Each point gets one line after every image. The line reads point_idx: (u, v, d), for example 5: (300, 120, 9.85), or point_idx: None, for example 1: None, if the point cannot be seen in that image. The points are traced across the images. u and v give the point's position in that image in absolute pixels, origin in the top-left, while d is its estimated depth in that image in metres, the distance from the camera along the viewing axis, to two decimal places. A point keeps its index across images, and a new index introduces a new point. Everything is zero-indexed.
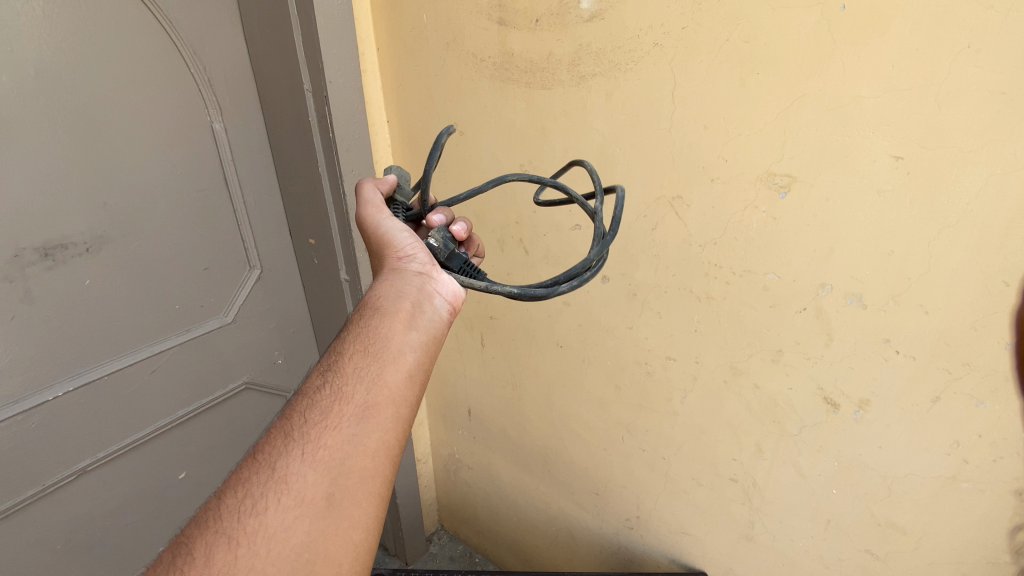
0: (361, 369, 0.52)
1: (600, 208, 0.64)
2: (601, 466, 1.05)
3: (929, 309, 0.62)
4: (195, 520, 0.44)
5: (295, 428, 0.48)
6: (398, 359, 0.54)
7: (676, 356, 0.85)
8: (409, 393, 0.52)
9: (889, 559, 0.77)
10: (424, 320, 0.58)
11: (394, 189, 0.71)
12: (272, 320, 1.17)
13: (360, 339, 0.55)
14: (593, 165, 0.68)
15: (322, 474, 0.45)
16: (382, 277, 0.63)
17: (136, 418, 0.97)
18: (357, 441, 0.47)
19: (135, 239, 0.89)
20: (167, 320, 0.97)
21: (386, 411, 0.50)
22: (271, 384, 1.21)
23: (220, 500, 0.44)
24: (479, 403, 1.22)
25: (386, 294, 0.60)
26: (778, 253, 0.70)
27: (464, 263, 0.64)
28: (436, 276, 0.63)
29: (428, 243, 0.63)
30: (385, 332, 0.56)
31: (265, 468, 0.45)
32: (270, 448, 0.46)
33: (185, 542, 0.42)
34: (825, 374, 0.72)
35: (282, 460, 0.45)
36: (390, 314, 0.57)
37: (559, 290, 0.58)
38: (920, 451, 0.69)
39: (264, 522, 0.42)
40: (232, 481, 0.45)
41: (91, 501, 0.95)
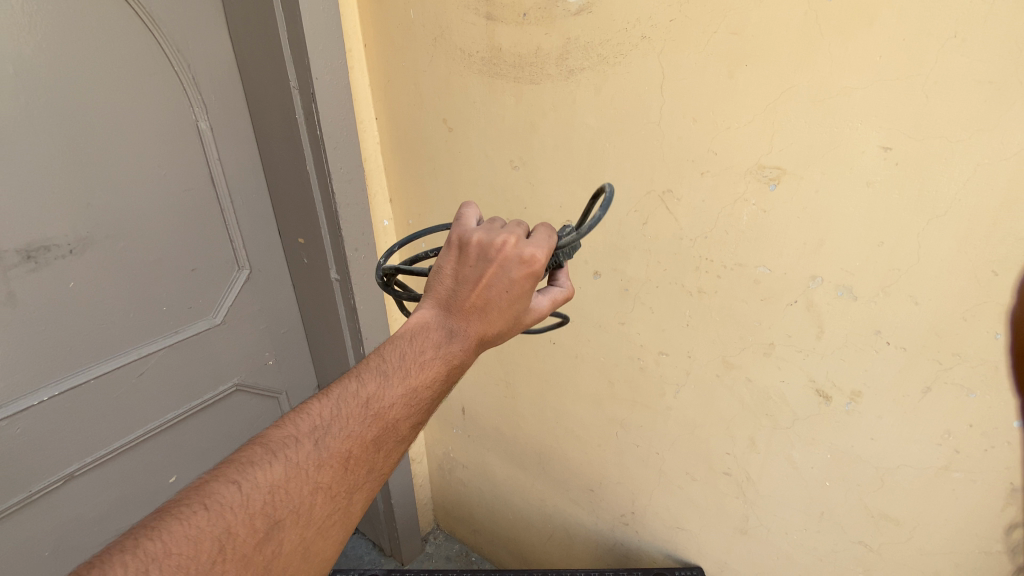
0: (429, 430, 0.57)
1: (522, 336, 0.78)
2: (595, 462, 1.05)
3: (919, 299, 0.62)
4: (282, 501, 0.45)
5: (382, 463, 0.51)
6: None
7: (668, 351, 0.85)
8: None
9: (883, 550, 0.77)
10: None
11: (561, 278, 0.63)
12: (262, 320, 1.15)
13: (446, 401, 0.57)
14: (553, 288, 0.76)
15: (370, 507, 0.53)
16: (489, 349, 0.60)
17: (125, 422, 0.96)
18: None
19: (119, 240, 0.88)
20: (154, 322, 0.96)
21: None
22: (262, 386, 1.20)
23: (311, 496, 0.47)
24: (473, 402, 1.22)
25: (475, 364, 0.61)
26: (769, 247, 0.69)
27: None
28: None
29: None
30: None
31: (347, 497, 0.49)
32: (359, 475, 0.50)
33: (278, 519, 0.45)
34: (816, 367, 0.72)
35: (360, 496, 0.50)
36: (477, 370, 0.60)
37: None
38: (912, 442, 0.69)
39: (325, 544, 0.48)
40: (321, 490, 0.47)
41: (79, 507, 0.94)
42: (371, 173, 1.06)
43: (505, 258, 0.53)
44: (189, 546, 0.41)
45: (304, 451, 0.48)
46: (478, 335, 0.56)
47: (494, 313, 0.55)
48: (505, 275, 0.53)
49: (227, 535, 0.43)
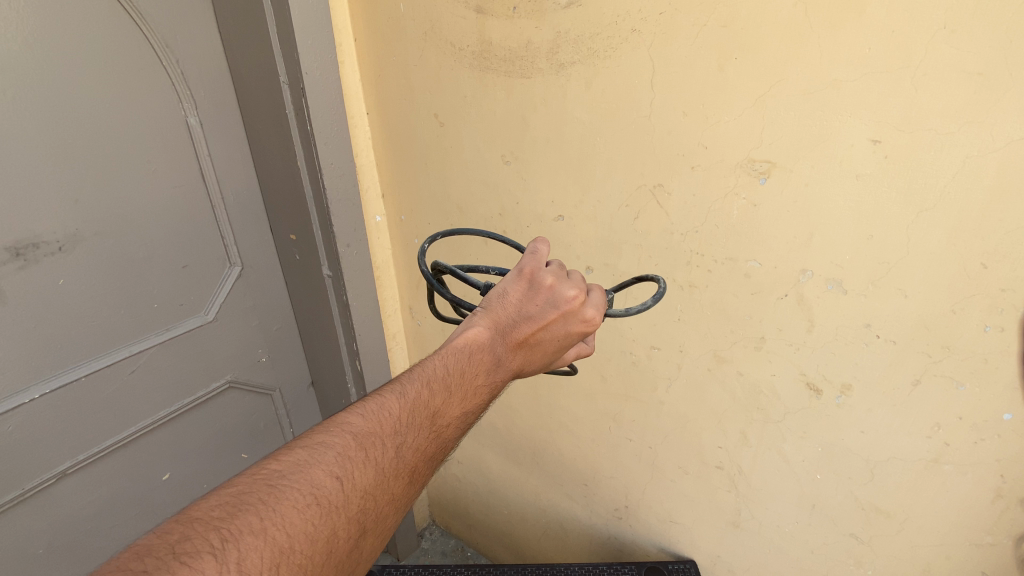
0: None
1: None
2: (589, 457, 1.05)
3: (909, 292, 0.62)
4: (372, 506, 0.45)
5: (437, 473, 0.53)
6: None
7: (660, 346, 0.85)
8: None
9: (873, 541, 0.78)
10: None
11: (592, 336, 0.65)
12: (254, 317, 1.15)
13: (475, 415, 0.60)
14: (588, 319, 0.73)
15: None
16: None
17: (117, 419, 0.96)
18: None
19: (109, 237, 0.87)
20: (145, 320, 0.96)
21: None
22: (255, 383, 1.20)
23: (389, 506, 0.47)
24: None
25: None
26: (759, 240, 0.69)
27: None
28: None
29: None
30: None
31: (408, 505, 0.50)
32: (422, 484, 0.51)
33: (366, 523, 0.45)
34: (807, 360, 0.72)
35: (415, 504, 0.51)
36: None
37: None
38: (903, 436, 0.69)
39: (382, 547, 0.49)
40: (395, 500, 0.48)
41: (72, 504, 0.93)
42: (363, 169, 1.06)
43: (573, 313, 0.56)
44: (299, 546, 0.40)
45: (388, 457, 0.47)
46: (518, 366, 0.58)
47: (540, 352, 0.58)
48: (566, 327, 0.57)
49: (332, 536, 0.42)
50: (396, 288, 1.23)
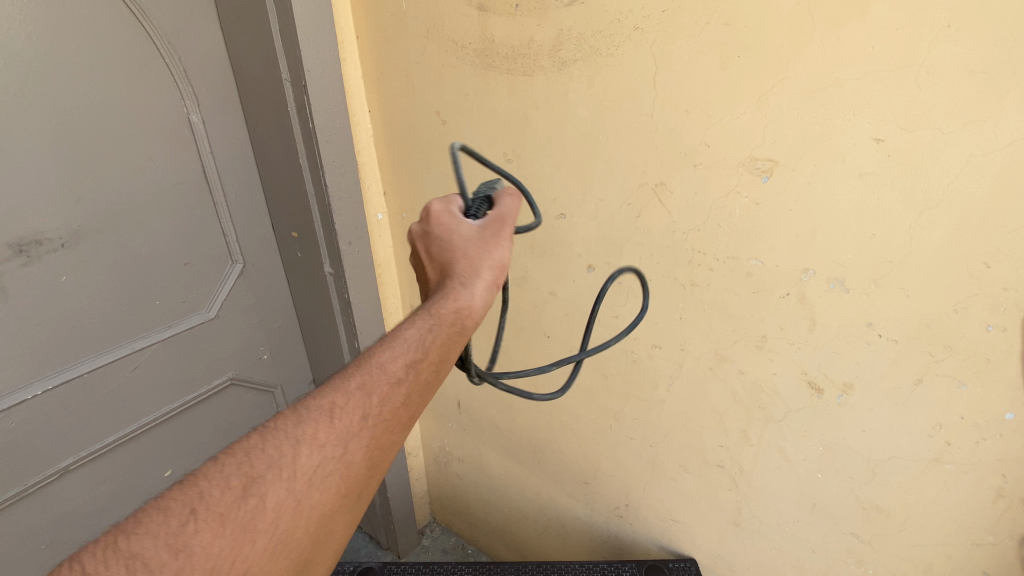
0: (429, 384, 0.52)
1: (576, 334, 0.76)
2: (590, 455, 1.05)
3: (911, 292, 0.62)
4: (264, 453, 0.44)
5: (368, 424, 0.47)
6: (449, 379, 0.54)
7: (661, 344, 0.85)
8: None
9: (874, 541, 0.78)
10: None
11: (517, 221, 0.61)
12: (256, 314, 1.15)
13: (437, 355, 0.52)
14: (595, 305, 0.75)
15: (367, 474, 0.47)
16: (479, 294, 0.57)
17: (119, 416, 0.96)
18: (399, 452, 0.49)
19: (111, 234, 0.87)
20: (147, 317, 0.96)
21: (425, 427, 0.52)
22: (257, 380, 1.20)
23: (286, 454, 0.44)
24: (468, 395, 1.22)
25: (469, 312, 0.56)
26: (761, 239, 0.69)
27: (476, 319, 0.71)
28: None
29: None
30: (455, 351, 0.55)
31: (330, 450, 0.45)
32: (342, 434, 0.46)
33: (258, 474, 0.42)
34: (808, 359, 0.72)
35: (350, 446, 0.46)
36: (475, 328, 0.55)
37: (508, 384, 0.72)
38: (904, 435, 0.69)
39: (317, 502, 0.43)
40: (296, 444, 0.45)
41: (74, 500, 0.94)
42: (364, 166, 1.06)
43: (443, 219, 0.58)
44: (176, 494, 0.41)
45: (282, 418, 0.46)
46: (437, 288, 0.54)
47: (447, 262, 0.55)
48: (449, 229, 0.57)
49: (204, 494, 0.41)
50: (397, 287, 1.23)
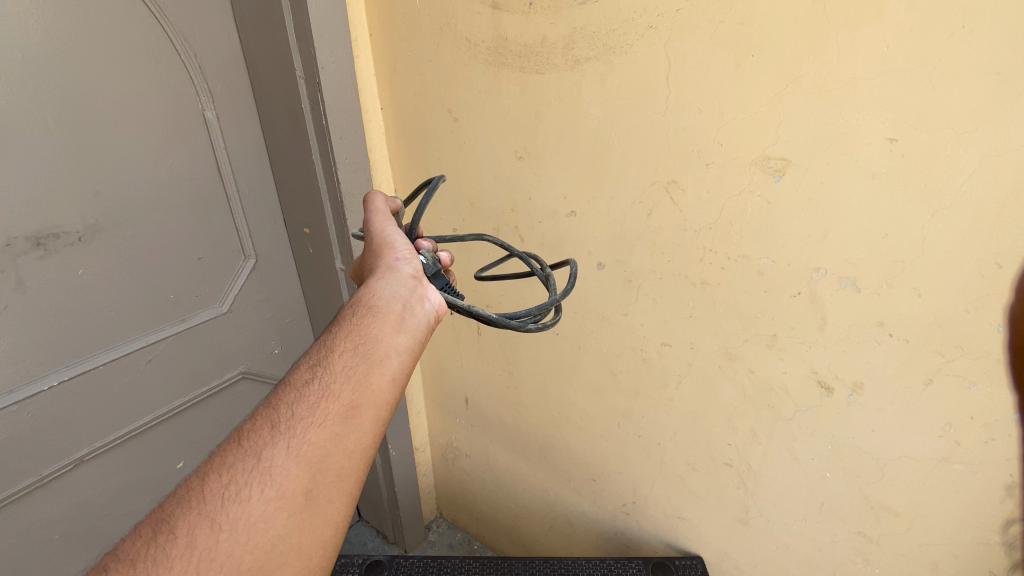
0: (350, 367, 0.53)
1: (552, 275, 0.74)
2: (597, 452, 1.05)
3: (923, 292, 0.62)
4: (177, 493, 0.44)
5: (281, 423, 0.48)
6: (383, 362, 0.55)
7: (671, 343, 0.85)
8: (392, 395, 0.54)
9: (881, 541, 0.78)
10: (415, 322, 0.60)
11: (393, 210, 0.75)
12: (267, 310, 1.17)
13: (351, 338, 0.56)
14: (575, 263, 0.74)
15: (306, 472, 0.46)
16: (381, 274, 0.63)
17: (133, 408, 0.97)
18: (341, 442, 0.48)
19: (127, 228, 0.89)
20: (161, 311, 0.97)
21: (368, 412, 0.51)
22: (267, 374, 1.22)
23: (200, 483, 0.45)
24: (476, 392, 1.22)
25: (378, 292, 0.61)
26: (773, 238, 0.69)
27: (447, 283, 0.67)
28: (427, 286, 0.65)
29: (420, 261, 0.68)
30: (376, 330, 0.57)
31: (249, 456, 0.46)
32: (256, 441, 0.47)
33: (172, 513, 0.43)
34: (819, 359, 0.72)
35: (268, 450, 0.46)
36: (383, 313, 0.59)
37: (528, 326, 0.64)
38: (913, 434, 0.69)
39: (245, 510, 0.43)
40: (214, 464, 0.46)
41: (89, 490, 0.96)
42: (376, 163, 1.07)
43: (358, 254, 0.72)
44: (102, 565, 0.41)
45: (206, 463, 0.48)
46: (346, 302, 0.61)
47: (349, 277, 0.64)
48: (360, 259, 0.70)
49: (123, 545, 0.41)
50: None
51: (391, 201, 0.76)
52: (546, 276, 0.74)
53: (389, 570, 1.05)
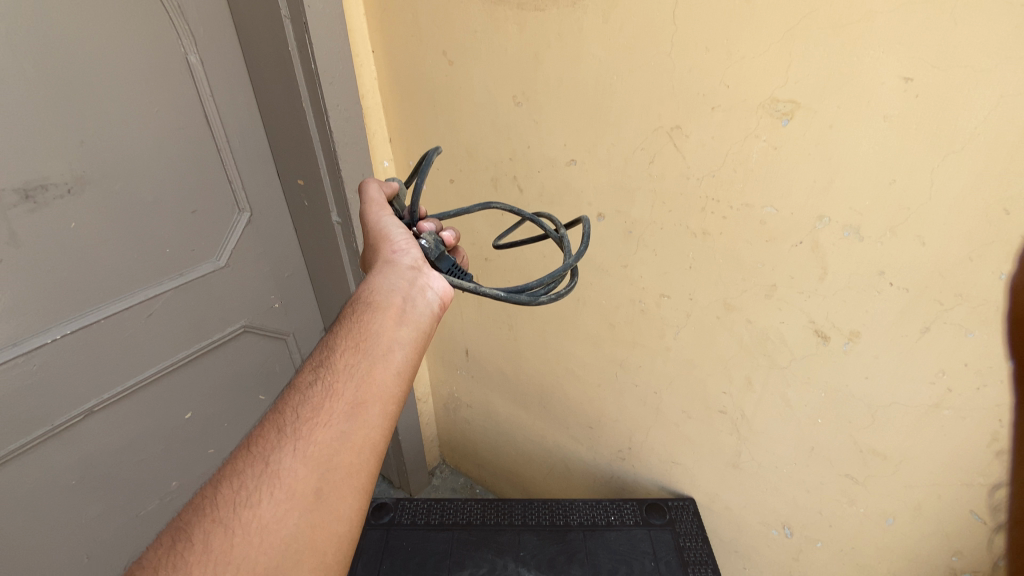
0: (354, 364, 0.56)
1: (565, 236, 0.78)
2: (594, 401, 1.08)
3: (926, 240, 0.61)
4: (190, 503, 0.46)
5: (288, 426, 0.50)
6: (387, 356, 0.58)
7: (670, 294, 0.85)
8: (398, 389, 0.56)
9: (868, 482, 0.80)
10: (416, 314, 0.63)
11: (394, 195, 0.80)
12: (265, 264, 1.16)
13: (354, 336, 0.59)
14: (588, 224, 0.77)
15: (315, 470, 0.48)
16: (378, 269, 0.67)
17: (138, 360, 0.99)
18: (346, 438, 0.50)
19: (117, 180, 0.87)
20: (159, 265, 0.97)
21: (374, 408, 0.53)
22: (269, 328, 1.22)
23: (212, 491, 0.47)
24: (476, 344, 1.24)
25: (379, 286, 0.64)
26: (777, 186, 0.68)
27: (452, 264, 0.71)
28: (428, 271, 0.69)
29: (421, 244, 0.71)
30: (379, 324, 0.60)
31: (258, 462, 0.48)
32: (264, 446, 0.49)
33: (186, 522, 0.45)
34: (816, 308, 0.73)
35: (277, 454, 0.48)
36: (382, 310, 0.62)
37: (541, 300, 0.68)
38: (905, 381, 0.70)
39: (257, 514, 0.45)
40: (226, 472, 0.48)
41: (102, 439, 0.98)
42: (369, 112, 1.03)
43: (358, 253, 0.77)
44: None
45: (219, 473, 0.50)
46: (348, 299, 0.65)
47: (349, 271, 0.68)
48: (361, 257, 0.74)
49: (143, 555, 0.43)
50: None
51: (386, 185, 0.79)
52: (559, 238, 0.78)
53: (395, 514, 1.03)
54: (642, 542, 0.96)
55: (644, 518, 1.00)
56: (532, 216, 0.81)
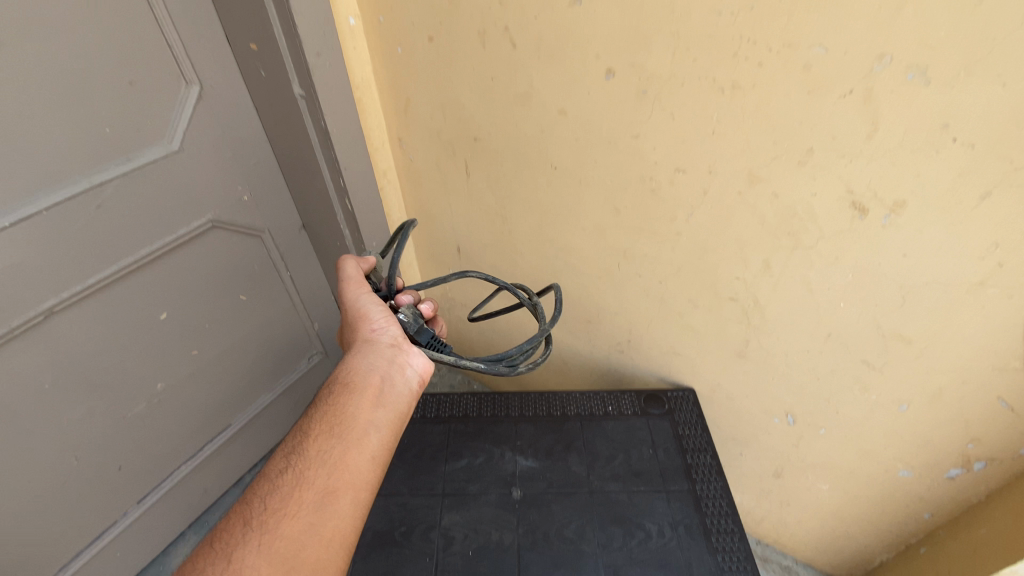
0: (325, 453, 0.61)
1: (540, 304, 0.87)
2: (594, 296, 1.00)
3: (1007, 80, 0.50)
4: None
5: (255, 519, 0.55)
6: (360, 441, 0.63)
7: (686, 167, 0.73)
8: (367, 477, 0.62)
9: (885, 367, 0.75)
10: (391, 396, 0.69)
11: (370, 269, 0.81)
12: (226, 149, 1.03)
13: (328, 420, 0.64)
14: (560, 291, 0.88)
15: (279, 567, 0.52)
16: (357, 348, 0.73)
17: (96, 256, 0.90)
18: (315, 530, 0.56)
19: (26, 37, 0.71)
20: (100, 146, 0.85)
21: (343, 498, 0.59)
22: (240, 223, 1.11)
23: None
24: (466, 240, 1.13)
25: (357, 368, 0.70)
26: (835, 15, 0.54)
27: (432, 336, 0.76)
28: (407, 349, 0.74)
29: (400, 317, 0.75)
30: (353, 409, 0.66)
31: (223, 556, 0.52)
32: (229, 540, 0.53)
33: None
34: (856, 174, 0.62)
35: (240, 551, 0.52)
36: (358, 393, 0.68)
37: (518, 369, 0.76)
38: (949, 256, 0.62)
39: None
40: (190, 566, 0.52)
41: (70, 341, 0.92)
42: None
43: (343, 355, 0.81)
44: None
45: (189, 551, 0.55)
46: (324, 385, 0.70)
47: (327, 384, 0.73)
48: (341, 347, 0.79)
49: None
50: (379, 105, 1.02)
51: (364, 259, 0.81)
52: (534, 306, 0.87)
53: None
54: (640, 431, 0.93)
55: (642, 409, 0.97)
56: (508, 284, 0.88)
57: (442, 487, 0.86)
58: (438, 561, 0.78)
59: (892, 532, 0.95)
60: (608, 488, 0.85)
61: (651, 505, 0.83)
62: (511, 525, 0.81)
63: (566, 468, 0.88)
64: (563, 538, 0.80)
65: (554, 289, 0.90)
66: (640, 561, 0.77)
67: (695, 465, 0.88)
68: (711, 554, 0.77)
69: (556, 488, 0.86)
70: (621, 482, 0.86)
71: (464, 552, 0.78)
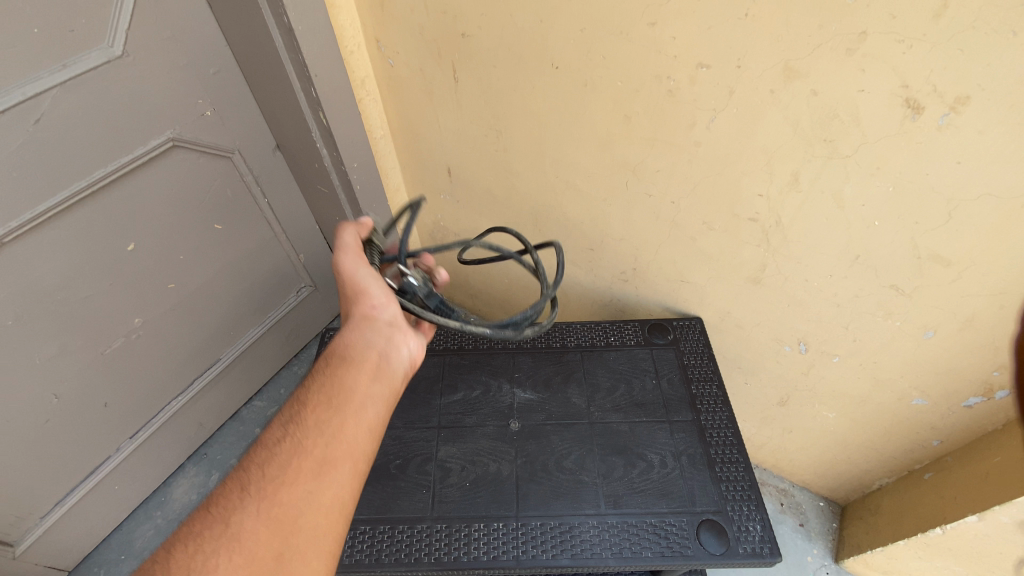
0: (325, 422, 0.56)
1: (540, 262, 0.76)
2: (598, 221, 0.92)
3: None
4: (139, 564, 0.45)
5: (251, 486, 0.50)
6: (360, 413, 0.59)
7: (711, 62, 0.62)
8: (368, 453, 0.57)
9: (915, 293, 0.69)
10: (391, 372, 0.65)
11: (370, 234, 0.72)
12: (180, 54, 0.90)
13: (327, 390, 0.59)
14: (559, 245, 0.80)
15: (275, 536, 0.48)
16: (357, 315, 0.67)
17: (42, 181, 0.80)
18: (314, 501, 0.51)
19: None
20: (28, 49, 0.72)
21: (344, 471, 0.54)
22: (206, 142, 1.00)
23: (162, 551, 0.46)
24: (458, 160, 1.03)
25: (357, 338, 0.65)
26: None
27: (441, 301, 0.68)
28: (405, 325, 0.69)
29: (407, 279, 0.66)
30: (354, 379, 0.61)
31: (217, 525, 0.47)
32: (223, 508, 0.49)
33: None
34: (918, 63, 0.52)
35: (236, 518, 0.48)
36: (359, 363, 0.63)
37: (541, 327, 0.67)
38: (1011, 164, 0.54)
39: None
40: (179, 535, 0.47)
41: (29, 275, 0.84)
42: None
43: None
44: None
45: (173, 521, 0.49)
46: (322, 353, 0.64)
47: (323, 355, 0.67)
48: None
49: None
50: None
51: (364, 224, 0.72)
52: (535, 265, 0.76)
53: None
54: (643, 362, 0.89)
55: (646, 339, 0.91)
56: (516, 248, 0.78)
57: (437, 419, 0.82)
58: (434, 492, 0.75)
59: (895, 458, 0.94)
60: (609, 419, 0.82)
61: (653, 436, 0.80)
62: (509, 456, 0.78)
63: (565, 400, 0.84)
64: (562, 469, 0.77)
65: (556, 249, 0.80)
66: (641, 491, 0.75)
67: (699, 395, 0.84)
68: (714, 483, 0.75)
69: (555, 420, 0.82)
70: (622, 413, 0.82)
71: (461, 483, 0.76)
